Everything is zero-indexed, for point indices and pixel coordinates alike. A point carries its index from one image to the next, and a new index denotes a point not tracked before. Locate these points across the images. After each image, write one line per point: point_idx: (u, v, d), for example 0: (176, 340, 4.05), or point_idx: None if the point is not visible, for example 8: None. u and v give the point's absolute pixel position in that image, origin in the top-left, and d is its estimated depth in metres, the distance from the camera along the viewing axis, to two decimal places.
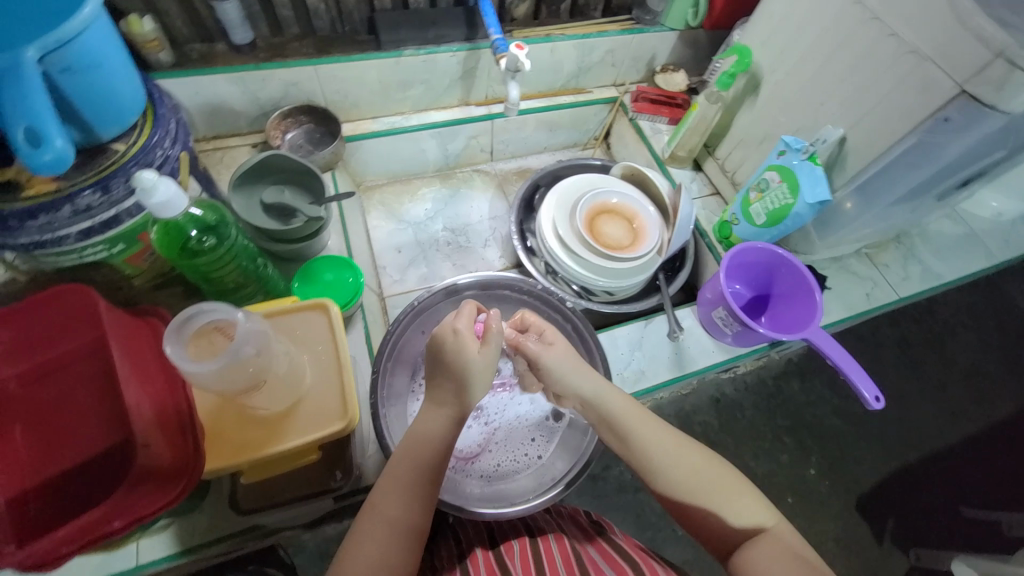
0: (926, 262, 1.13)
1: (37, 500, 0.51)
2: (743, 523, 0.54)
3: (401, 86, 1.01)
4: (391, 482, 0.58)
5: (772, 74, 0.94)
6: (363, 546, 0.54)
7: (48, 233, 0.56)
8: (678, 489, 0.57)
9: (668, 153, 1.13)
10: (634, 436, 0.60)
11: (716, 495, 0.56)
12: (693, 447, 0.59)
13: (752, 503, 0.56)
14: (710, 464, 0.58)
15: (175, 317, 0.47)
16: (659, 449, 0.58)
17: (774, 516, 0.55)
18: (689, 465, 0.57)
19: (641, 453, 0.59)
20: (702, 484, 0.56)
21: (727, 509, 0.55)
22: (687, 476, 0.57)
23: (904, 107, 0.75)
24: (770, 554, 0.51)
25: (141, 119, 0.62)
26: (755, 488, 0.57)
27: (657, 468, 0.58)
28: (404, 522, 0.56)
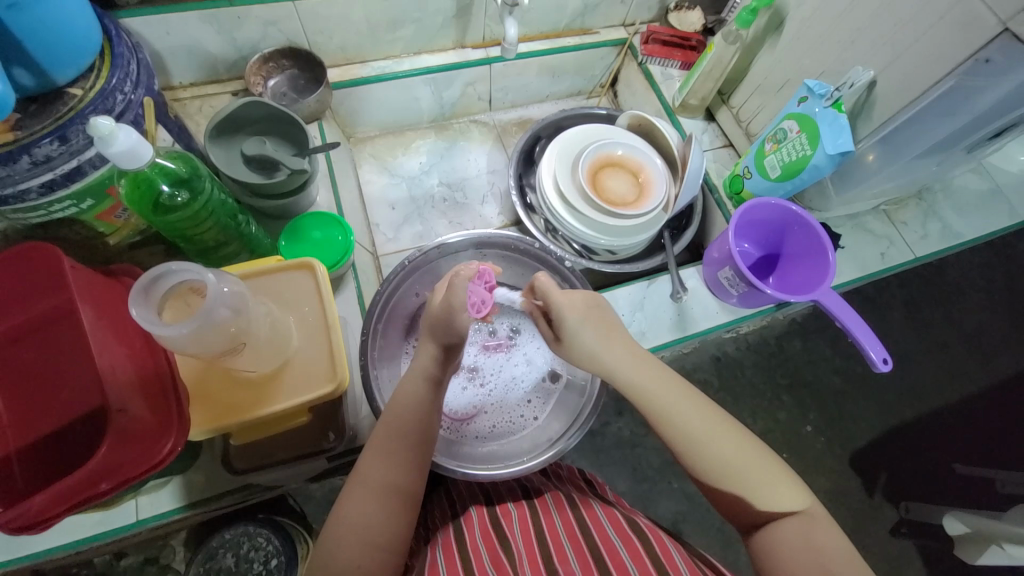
0: (947, 219, 1.08)
1: (23, 464, 0.51)
2: (773, 508, 0.53)
3: (390, 26, 0.93)
4: (377, 446, 0.57)
5: (798, 9, 0.85)
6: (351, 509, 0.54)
7: (9, 187, 0.52)
8: (710, 474, 0.55)
9: (679, 101, 1.05)
10: (673, 421, 0.56)
11: (748, 481, 0.53)
12: (731, 433, 0.55)
13: (784, 485, 0.54)
14: (745, 446, 0.55)
15: (142, 277, 0.44)
16: (692, 435, 0.55)
17: (807, 497, 0.54)
18: (724, 451, 0.54)
19: (675, 436, 0.56)
20: (738, 471, 0.53)
21: (764, 496, 0.53)
22: (721, 463, 0.54)
23: (943, 47, 0.68)
24: (800, 540, 0.51)
25: (98, 60, 0.56)
26: (782, 463, 0.56)
27: (690, 453, 0.55)
28: (387, 482, 0.55)
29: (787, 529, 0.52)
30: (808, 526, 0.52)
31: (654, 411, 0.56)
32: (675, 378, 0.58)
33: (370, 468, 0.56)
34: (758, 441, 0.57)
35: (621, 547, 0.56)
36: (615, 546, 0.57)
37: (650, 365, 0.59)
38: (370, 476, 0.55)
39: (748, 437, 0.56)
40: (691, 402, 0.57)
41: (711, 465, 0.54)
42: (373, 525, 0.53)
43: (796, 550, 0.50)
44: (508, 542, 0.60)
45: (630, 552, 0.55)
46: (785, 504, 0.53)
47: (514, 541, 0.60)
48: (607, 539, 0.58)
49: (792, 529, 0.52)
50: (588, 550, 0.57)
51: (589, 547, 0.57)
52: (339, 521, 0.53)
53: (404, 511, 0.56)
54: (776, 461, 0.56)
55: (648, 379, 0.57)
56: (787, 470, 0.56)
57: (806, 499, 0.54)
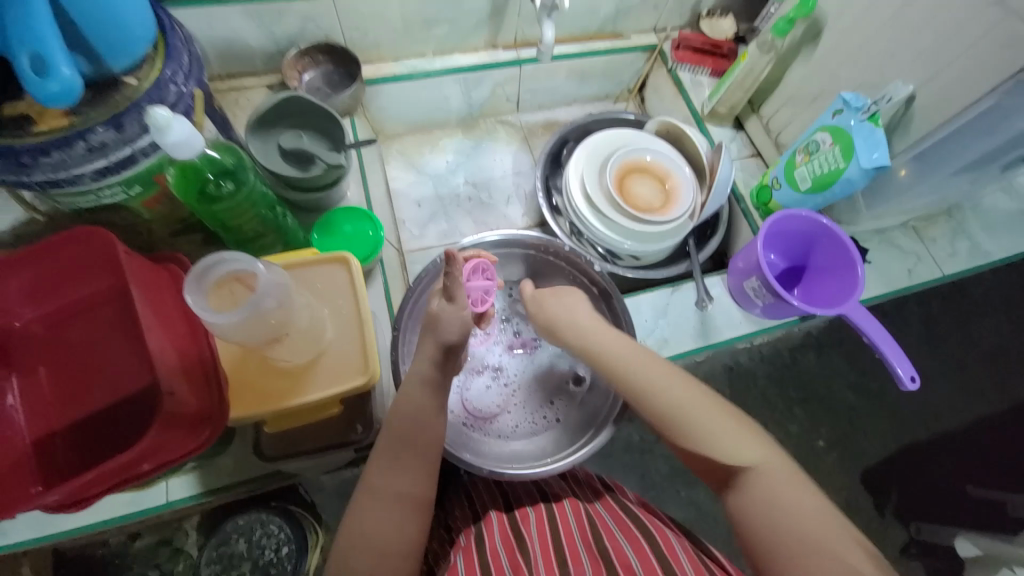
0: (976, 238, 1.06)
1: (66, 441, 0.53)
2: (727, 458, 0.53)
3: (425, 25, 0.94)
4: (384, 458, 0.57)
5: (836, 21, 0.85)
6: (371, 511, 0.54)
7: (63, 171, 0.53)
8: (664, 421, 0.58)
9: (709, 109, 1.05)
10: (620, 374, 0.63)
11: (698, 428, 0.56)
12: (676, 383, 0.59)
13: (739, 437, 0.54)
14: (698, 398, 0.58)
15: (193, 267, 0.46)
16: (643, 386, 0.60)
17: (772, 454, 0.53)
18: (675, 398, 0.58)
19: (630, 390, 0.62)
20: (685, 415, 0.56)
21: (712, 443, 0.55)
22: (669, 409, 0.58)
23: (985, 65, 0.67)
24: (755, 487, 0.51)
25: (152, 51, 0.57)
26: (744, 420, 0.56)
27: (645, 404, 0.60)
28: (401, 490, 0.56)
29: (748, 482, 0.51)
30: (763, 474, 0.51)
31: (611, 369, 0.64)
32: (638, 345, 0.65)
33: (383, 480, 0.56)
34: (719, 399, 0.58)
35: (627, 546, 0.58)
36: (623, 545, 0.58)
37: (613, 334, 0.67)
38: (380, 486, 0.56)
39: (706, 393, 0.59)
40: (646, 359, 0.63)
41: (661, 412, 0.58)
42: (389, 534, 0.54)
43: (753, 497, 0.50)
44: (524, 543, 0.60)
45: (637, 553, 0.56)
46: (738, 453, 0.53)
47: (530, 544, 0.60)
48: (615, 540, 0.59)
49: (754, 482, 0.51)
50: (596, 548, 0.58)
51: (597, 547, 0.58)
52: (361, 532, 0.53)
53: (421, 515, 0.56)
54: (742, 418, 0.56)
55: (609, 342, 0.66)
56: (754, 430, 0.56)
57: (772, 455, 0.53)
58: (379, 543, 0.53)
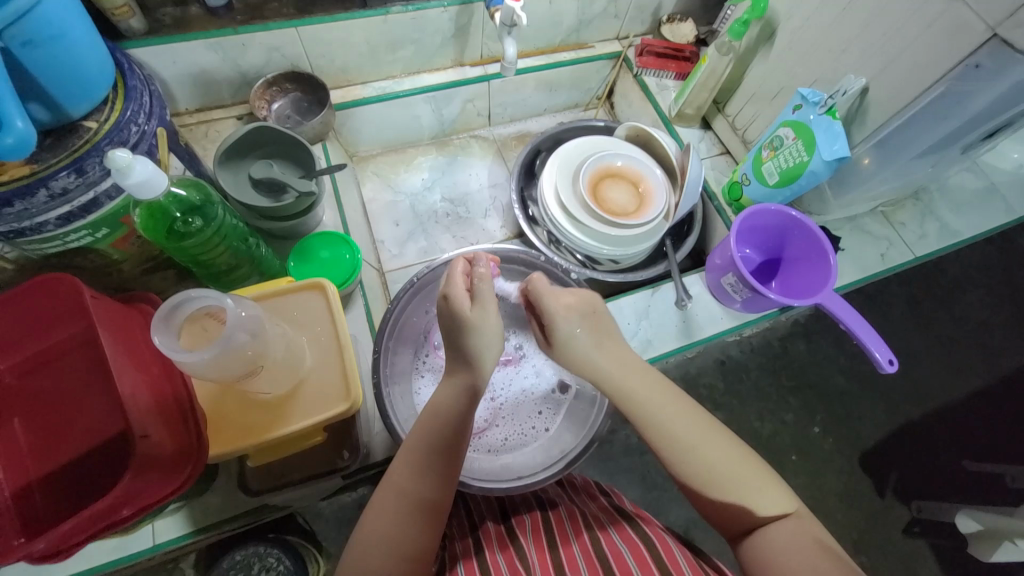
0: (944, 218, 1.09)
1: (43, 492, 0.52)
2: (759, 512, 0.52)
3: (390, 47, 0.95)
4: (411, 454, 0.57)
5: (789, 20, 0.87)
6: (373, 520, 0.54)
7: (26, 220, 0.53)
8: (695, 478, 0.54)
9: (675, 111, 1.07)
10: (654, 420, 0.56)
11: (733, 485, 0.53)
12: (711, 432, 0.56)
13: (771, 489, 0.53)
14: (730, 448, 0.55)
15: (163, 304, 0.45)
16: (677, 437, 0.55)
17: (795, 501, 0.54)
18: (711, 453, 0.54)
19: (660, 440, 0.56)
20: (724, 474, 0.53)
21: (749, 498, 0.52)
22: (706, 467, 0.53)
23: (931, 54, 0.70)
24: (789, 540, 0.50)
25: (112, 93, 0.57)
26: (769, 467, 0.55)
27: (676, 456, 0.55)
28: (413, 493, 0.55)
29: (777, 533, 0.51)
30: (798, 526, 0.52)
31: (638, 415, 0.57)
32: (664, 383, 0.60)
33: (398, 479, 0.56)
34: (747, 447, 0.56)
35: (626, 551, 0.58)
36: (621, 552, 0.58)
37: (636, 373, 0.60)
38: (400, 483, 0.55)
39: (734, 440, 0.56)
40: (678, 405, 0.57)
41: (697, 470, 0.54)
42: (396, 538, 0.53)
43: (787, 552, 0.49)
44: (525, 551, 0.60)
45: (636, 560, 0.56)
46: (771, 507, 0.52)
47: (529, 552, 0.60)
48: (613, 544, 0.59)
49: (783, 530, 0.51)
50: (593, 553, 0.58)
51: (595, 552, 0.58)
52: (376, 528, 0.54)
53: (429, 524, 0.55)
54: (764, 465, 0.55)
55: (636, 384, 0.59)
56: (776, 476, 0.55)
57: (795, 502, 0.54)
58: (392, 538, 0.53)
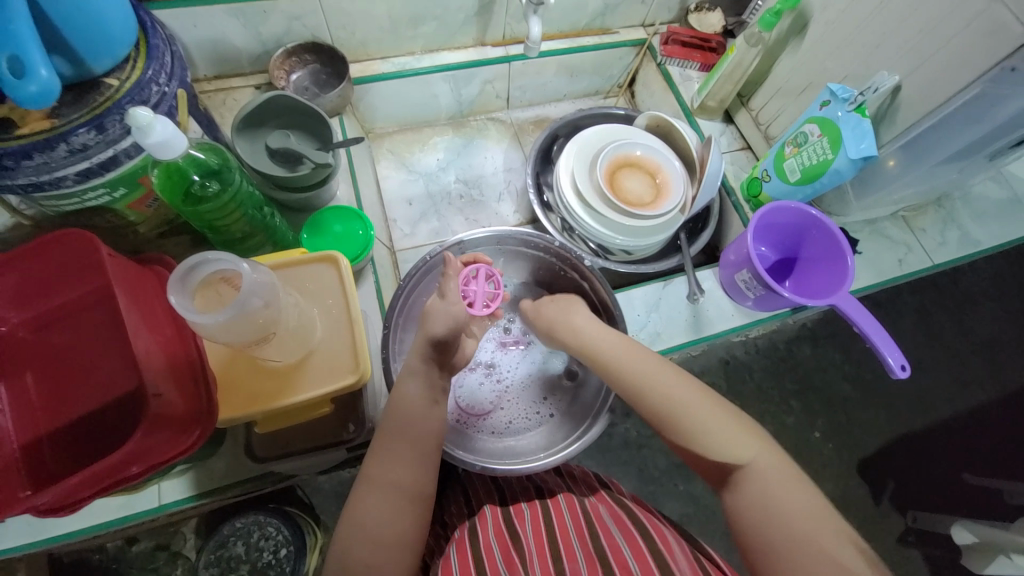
0: (966, 227, 1.07)
1: (53, 445, 0.53)
2: (724, 456, 0.56)
3: (412, 22, 0.93)
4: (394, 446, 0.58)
5: (823, 13, 0.85)
6: (363, 506, 0.55)
7: (46, 174, 0.53)
8: (667, 424, 0.60)
9: (698, 103, 1.05)
10: (628, 377, 0.64)
11: (690, 427, 0.58)
12: (677, 382, 0.62)
13: (731, 434, 0.57)
14: (696, 396, 0.60)
15: (179, 266, 0.45)
16: (640, 385, 0.63)
17: (766, 447, 0.56)
18: (677, 403, 0.60)
19: (633, 396, 0.64)
20: (689, 420, 0.58)
21: (716, 444, 0.56)
22: (673, 415, 0.60)
23: (967, 55, 0.68)
24: (751, 487, 0.53)
25: (134, 51, 0.57)
26: (747, 421, 0.58)
27: (641, 401, 0.63)
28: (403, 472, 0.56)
29: (746, 481, 0.54)
30: (761, 475, 0.54)
31: (615, 374, 0.66)
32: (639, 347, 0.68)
33: (388, 468, 0.57)
34: (719, 398, 0.60)
35: (624, 543, 0.58)
36: (618, 541, 0.58)
37: (613, 334, 0.69)
38: (385, 475, 0.57)
39: (703, 391, 0.61)
40: (646, 364, 0.65)
41: (661, 412, 0.61)
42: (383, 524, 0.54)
43: (753, 501, 0.53)
44: (519, 539, 0.61)
45: (633, 552, 0.56)
46: (737, 453, 0.56)
47: (525, 540, 0.61)
48: (612, 535, 0.60)
49: (751, 477, 0.54)
50: (591, 543, 0.59)
51: (592, 542, 0.59)
52: (365, 518, 0.54)
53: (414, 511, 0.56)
54: (737, 416, 0.59)
55: (611, 342, 0.68)
56: (755, 431, 0.58)
57: (766, 451, 0.56)
58: (376, 527, 0.54)
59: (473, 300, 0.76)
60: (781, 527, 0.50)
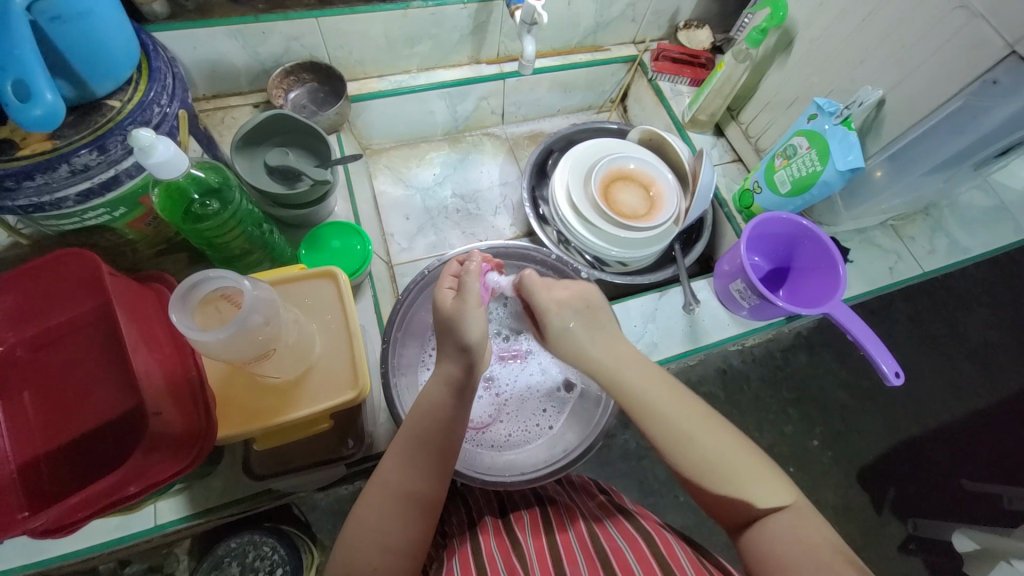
0: (954, 235, 1.09)
1: (50, 467, 0.52)
2: (754, 502, 0.52)
3: (408, 41, 0.95)
4: (397, 452, 0.58)
5: (807, 30, 0.87)
6: (368, 512, 0.55)
7: (47, 195, 0.53)
8: (693, 468, 0.55)
9: (689, 117, 1.07)
10: (649, 411, 0.57)
11: (724, 475, 0.53)
12: (706, 421, 0.56)
13: (766, 480, 0.53)
14: (728, 440, 0.55)
15: (181, 283, 0.46)
16: (672, 427, 0.56)
17: (794, 492, 0.54)
18: (706, 445, 0.55)
19: (657, 435, 0.57)
20: (719, 467, 0.54)
21: (747, 491, 0.53)
22: (701, 459, 0.54)
23: (948, 69, 0.70)
24: (781, 535, 0.50)
25: (136, 73, 0.58)
26: (770, 461, 0.56)
27: (671, 446, 0.56)
28: (405, 485, 0.56)
29: (775, 527, 0.51)
30: (793, 522, 0.51)
31: (636, 407, 0.58)
32: (660, 376, 0.61)
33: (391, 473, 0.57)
34: (743, 436, 0.57)
35: (626, 547, 0.57)
36: (621, 547, 0.58)
37: (634, 363, 0.61)
38: (385, 487, 0.56)
39: (730, 430, 0.57)
40: (674, 400, 0.58)
41: (693, 459, 0.54)
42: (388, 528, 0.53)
43: (783, 548, 0.49)
44: (520, 546, 0.61)
45: (635, 555, 0.56)
46: (769, 500, 0.52)
47: (526, 547, 0.61)
48: (613, 540, 0.59)
49: (780, 524, 0.51)
50: (592, 549, 0.58)
51: (594, 547, 0.58)
52: (370, 526, 0.54)
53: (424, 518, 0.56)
54: (764, 459, 0.56)
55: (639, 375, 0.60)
56: (775, 468, 0.55)
57: (793, 495, 0.53)
58: (381, 533, 0.53)
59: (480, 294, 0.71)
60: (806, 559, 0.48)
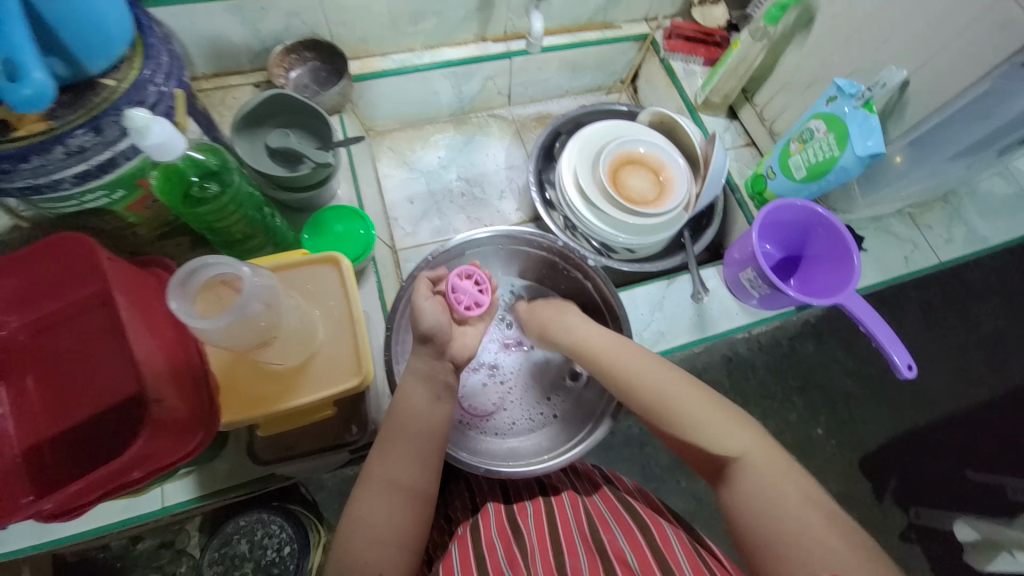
0: (972, 224, 1.06)
1: (53, 451, 0.53)
2: (716, 447, 0.57)
3: (412, 18, 0.92)
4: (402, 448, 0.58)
5: (829, 6, 0.83)
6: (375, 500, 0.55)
7: (43, 177, 0.52)
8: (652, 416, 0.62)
9: (702, 98, 1.04)
10: (610, 369, 0.66)
11: (677, 415, 0.60)
12: (662, 374, 0.63)
13: (724, 424, 0.58)
14: (683, 388, 0.61)
15: (180, 269, 0.45)
16: (625, 380, 0.64)
17: (756, 438, 0.56)
18: (656, 390, 0.62)
19: (617, 387, 0.65)
20: (672, 410, 0.60)
21: (705, 435, 0.58)
22: (656, 404, 0.61)
23: (978, 50, 0.66)
24: (746, 480, 0.53)
25: (131, 51, 0.56)
26: (734, 410, 0.59)
27: (630, 397, 0.64)
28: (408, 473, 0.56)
29: (736, 472, 0.54)
30: (755, 466, 0.54)
31: (600, 365, 0.67)
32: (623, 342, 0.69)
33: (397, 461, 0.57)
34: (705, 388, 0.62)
35: (624, 540, 0.57)
36: (620, 539, 0.57)
37: (598, 331, 0.71)
38: (393, 471, 0.57)
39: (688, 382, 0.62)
40: (629, 357, 0.66)
41: (650, 407, 0.62)
42: (393, 521, 0.54)
43: (749, 492, 0.53)
44: (521, 531, 0.61)
45: (633, 547, 0.56)
46: (727, 443, 0.56)
47: (527, 533, 0.61)
48: (613, 532, 0.59)
49: (742, 469, 0.54)
50: (592, 541, 0.58)
51: (594, 539, 0.58)
52: (372, 515, 0.54)
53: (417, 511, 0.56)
54: (725, 406, 0.59)
55: (603, 344, 0.69)
56: (742, 417, 0.59)
57: (754, 440, 0.56)
58: (384, 527, 0.53)
59: (464, 304, 0.67)
60: (774, 515, 0.51)
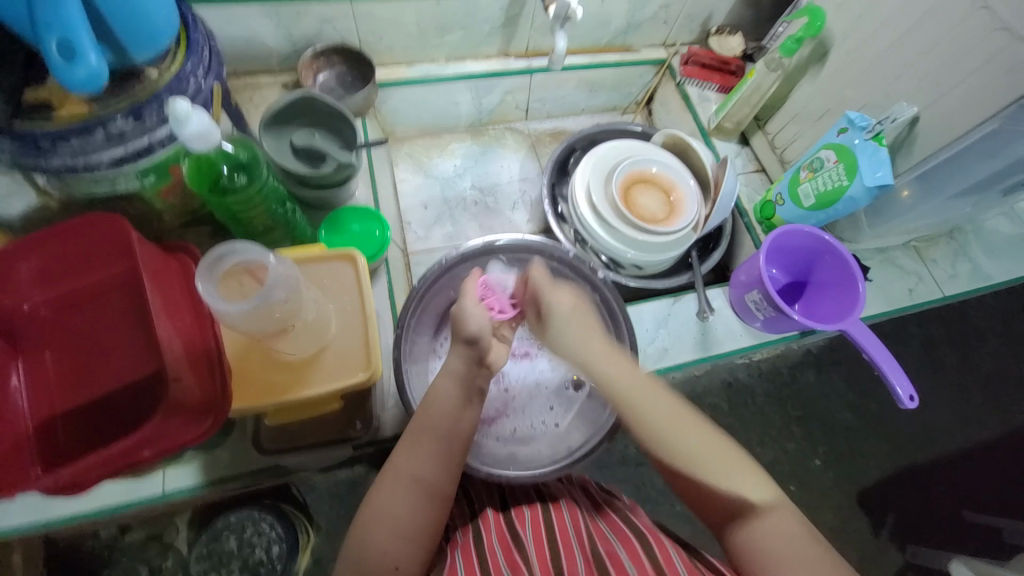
0: (977, 261, 1.07)
1: (64, 426, 0.53)
2: (739, 497, 0.54)
3: (439, 31, 0.95)
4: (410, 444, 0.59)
5: (843, 42, 0.86)
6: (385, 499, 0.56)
7: (81, 157, 0.54)
8: (676, 462, 0.55)
9: (715, 123, 1.06)
10: (634, 409, 0.57)
11: (704, 468, 0.54)
12: (689, 419, 0.56)
13: (749, 475, 0.54)
14: (708, 436, 0.56)
15: (207, 255, 0.47)
16: (656, 427, 0.56)
17: (777, 491, 0.54)
18: (687, 441, 0.55)
19: (638, 429, 0.57)
20: (702, 464, 0.54)
21: (728, 485, 0.54)
22: (685, 451, 0.55)
23: (986, 91, 0.69)
24: (767, 533, 0.51)
25: (175, 45, 0.59)
26: (753, 457, 0.56)
27: (654, 443, 0.56)
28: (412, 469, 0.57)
29: (758, 526, 0.52)
30: (778, 519, 0.52)
31: (620, 400, 0.57)
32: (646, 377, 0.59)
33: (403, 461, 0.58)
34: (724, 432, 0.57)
35: (620, 548, 0.58)
36: (614, 546, 0.58)
37: (615, 358, 0.61)
38: (400, 470, 0.58)
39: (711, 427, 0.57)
40: (649, 398, 0.57)
41: (677, 455, 0.55)
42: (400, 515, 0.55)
43: (771, 545, 0.51)
44: (519, 541, 0.61)
45: (629, 553, 0.57)
46: (752, 495, 0.53)
47: (526, 541, 0.61)
48: (606, 541, 0.59)
49: (768, 524, 0.52)
50: (588, 548, 0.58)
51: (588, 546, 0.59)
52: (379, 514, 0.55)
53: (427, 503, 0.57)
54: (743, 454, 0.56)
55: (623, 380, 0.59)
56: (757, 465, 0.56)
57: (774, 491, 0.54)
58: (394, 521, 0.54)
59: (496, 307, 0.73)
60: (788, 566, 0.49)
